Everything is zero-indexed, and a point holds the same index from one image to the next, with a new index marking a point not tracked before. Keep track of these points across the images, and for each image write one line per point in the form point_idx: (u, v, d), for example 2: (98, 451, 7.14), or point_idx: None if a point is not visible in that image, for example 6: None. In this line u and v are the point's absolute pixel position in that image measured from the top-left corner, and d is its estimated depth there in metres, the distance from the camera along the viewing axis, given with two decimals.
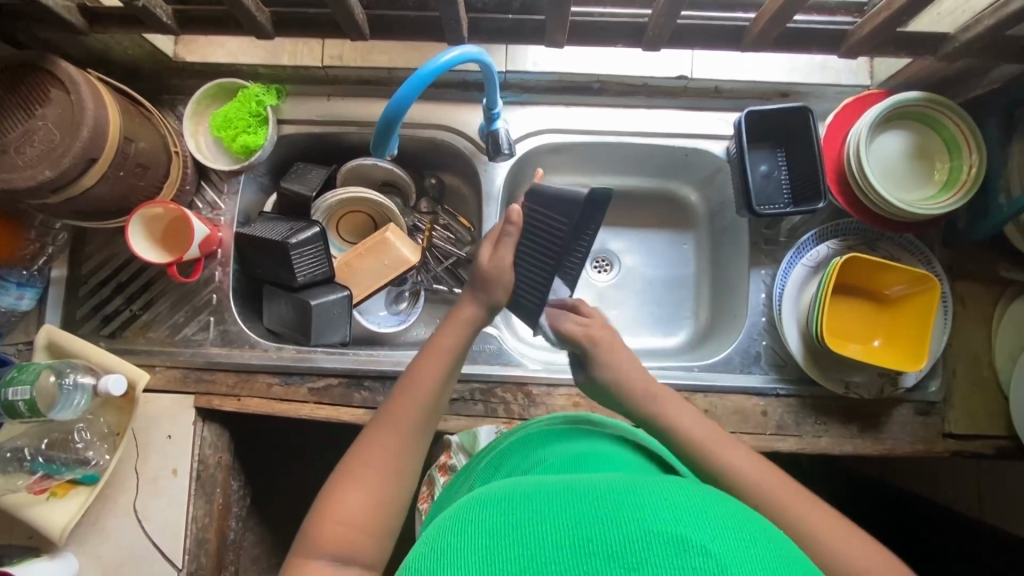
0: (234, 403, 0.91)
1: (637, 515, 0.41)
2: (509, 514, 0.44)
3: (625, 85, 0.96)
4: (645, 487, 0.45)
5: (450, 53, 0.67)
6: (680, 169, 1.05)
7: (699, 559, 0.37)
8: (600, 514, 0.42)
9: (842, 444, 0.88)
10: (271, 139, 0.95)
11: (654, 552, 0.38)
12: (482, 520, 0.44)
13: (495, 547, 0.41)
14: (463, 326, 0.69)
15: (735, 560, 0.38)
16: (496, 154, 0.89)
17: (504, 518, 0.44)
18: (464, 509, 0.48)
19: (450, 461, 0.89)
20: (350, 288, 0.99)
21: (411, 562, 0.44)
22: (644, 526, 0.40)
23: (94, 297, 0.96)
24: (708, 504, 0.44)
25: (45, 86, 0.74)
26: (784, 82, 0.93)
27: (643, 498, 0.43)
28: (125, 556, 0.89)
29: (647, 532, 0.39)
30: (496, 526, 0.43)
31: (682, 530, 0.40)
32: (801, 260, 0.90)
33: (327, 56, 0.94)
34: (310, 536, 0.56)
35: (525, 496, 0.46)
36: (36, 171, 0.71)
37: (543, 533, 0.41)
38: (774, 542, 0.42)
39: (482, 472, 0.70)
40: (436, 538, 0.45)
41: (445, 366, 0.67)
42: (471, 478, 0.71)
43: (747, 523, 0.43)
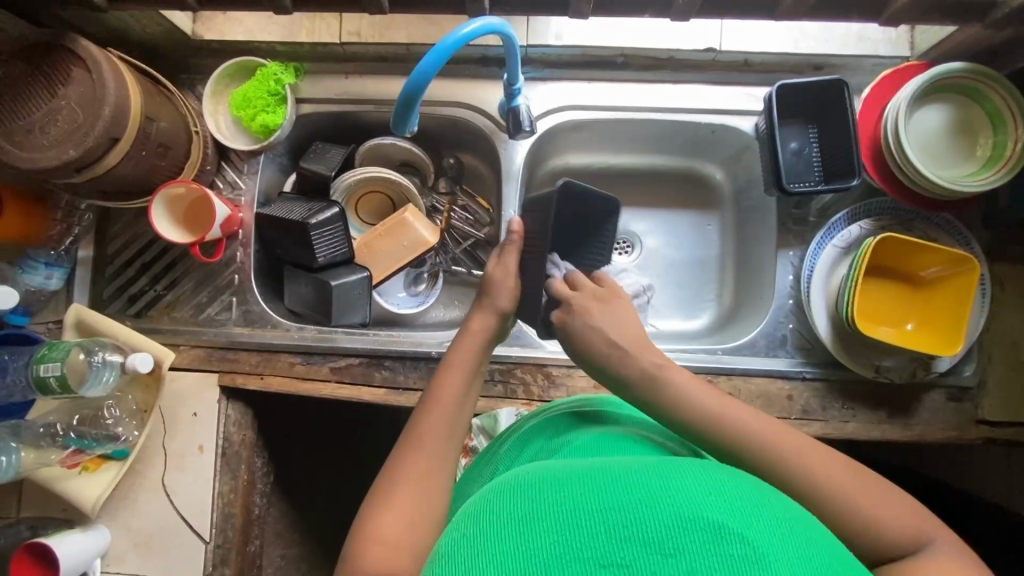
0: (257, 381, 0.92)
1: (671, 499, 0.41)
2: (539, 499, 0.44)
3: (649, 59, 0.92)
4: (676, 470, 0.44)
5: (471, 25, 0.64)
6: (706, 148, 1.02)
7: (738, 546, 0.37)
8: (632, 498, 0.41)
9: (871, 430, 0.86)
10: (289, 118, 0.94)
11: (692, 537, 0.38)
12: (513, 507, 0.44)
13: (526, 533, 0.41)
14: (479, 335, 0.73)
15: (772, 546, 0.38)
16: (516, 132, 0.86)
17: (533, 504, 0.43)
18: (493, 494, 0.48)
19: (471, 442, 0.93)
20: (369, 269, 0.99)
21: (442, 550, 0.44)
22: (679, 512, 0.39)
23: (120, 278, 0.98)
24: (743, 491, 0.43)
25: (66, 64, 0.73)
26: (817, 54, 0.89)
27: (675, 481, 0.43)
28: (155, 529, 0.92)
29: (683, 518, 0.39)
30: (528, 512, 0.43)
31: (718, 516, 0.39)
32: (832, 241, 0.87)
33: (345, 32, 0.93)
34: (356, 559, 0.54)
35: (553, 481, 0.46)
36: (60, 150, 0.71)
37: (573, 518, 0.41)
38: (812, 529, 0.42)
39: (506, 456, 0.70)
40: (467, 526, 0.45)
41: (468, 376, 0.70)
42: (493, 463, 0.71)
43: (776, 506, 0.43)
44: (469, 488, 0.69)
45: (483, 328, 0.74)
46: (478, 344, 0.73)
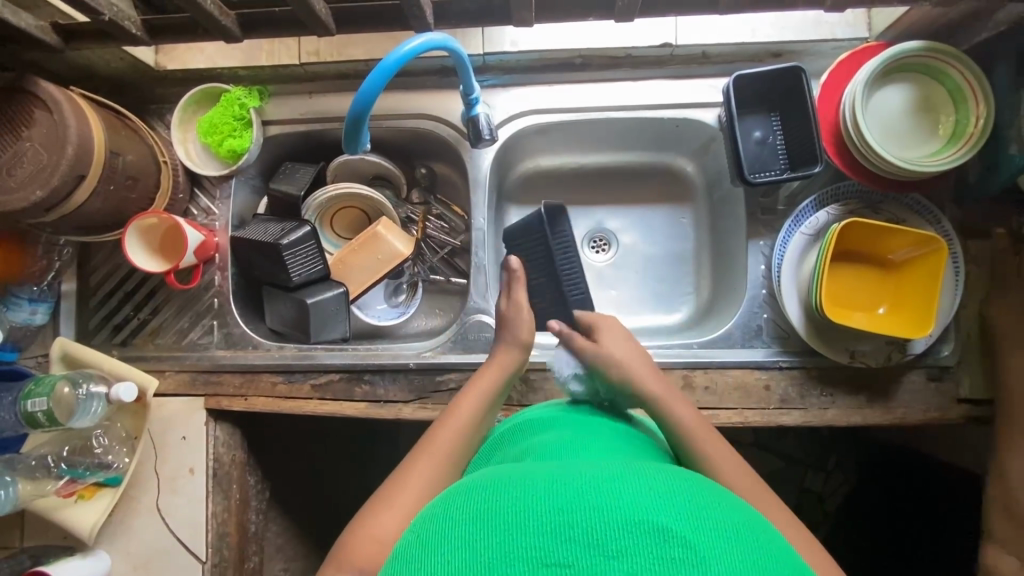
0: (241, 403, 0.94)
1: (619, 501, 0.42)
2: (492, 500, 0.45)
3: (607, 58, 0.92)
4: (626, 471, 0.45)
5: (413, 41, 0.65)
6: (674, 142, 1.02)
7: (679, 550, 0.39)
8: (580, 499, 0.42)
9: (851, 416, 0.86)
10: (256, 142, 0.95)
11: (635, 541, 0.39)
12: (468, 507, 0.45)
13: (478, 532, 0.42)
14: (508, 363, 0.79)
15: (715, 551, 0.39)
16: (477, 141, 0.87)
17: (486, 505, 0.44)
18: (452, 497, 0.49)
19: None
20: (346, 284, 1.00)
21: (398, 549, 0.45)
22: (625, 515, 0.40)
23: (104, 308, 1.00)
24: (691, 493, 0.44)
25: (30, 107, 0.75)
26: (775, 41, 0.87)
27: (624, 482, 0.44)
28: (152, 551, 0.94)
29: (629, 520, 0.40)
30: (482, 513, 0.43)
31: (664, 519, 0.40)
32: (799, 229, 0.86)
33: (303, 53, 0.93)
34: (347, 552, 0.55)
35: (508, 484, 0.46)
36: (27, 191, 0.73)
37: (524, 519, 0.42)
38: (760, 533, 0.43)
39: (477, 459, 0.72)
40: (424, 526, 0.46)
41: (490, 400, 0.75)
42: (465, 467, 0.72)
43: (727, 510, 0.44)
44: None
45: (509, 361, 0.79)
46: (504, 371, 0.78)
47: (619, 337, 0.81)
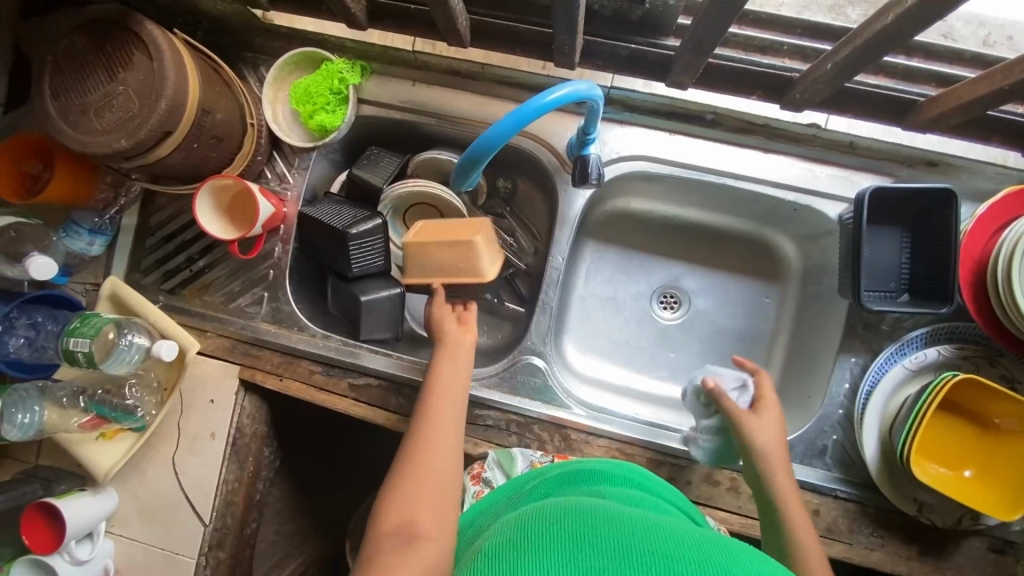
0: (275, 382, 0.92)
1: (720, 562, 0.44)
2: (593, 527, 0.47)
3: (741, 122, 0.83)
4: (727, 547, 0.47)
5: (557, 90, 0.57)
6: (783, 220, 0.94)
7: None
8: (683, 553, 0.45)
9: (896, 565, 0.80)
10: (348, 120, 0.90)
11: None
12: (565, 521, 0.48)
13: (575, 542, 0.46)
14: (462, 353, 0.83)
15: None
16: (581, 181, 0.80)
17: (580, 522, 0.48)
18: (541, 513, 0.51)
19: (484, 474, 0.82)
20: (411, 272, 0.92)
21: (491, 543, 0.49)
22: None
23: (159, 251, 0.97)
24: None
25: (130, 47, 0.70)
26: (933, 151, 0.78)
27: (720, 550, 0.46)
28: (160, 502, 0.95)
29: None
30: (582, 534, 0.46)
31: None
32: (902, 360, 0.79)
33: (419, 41, 0.86)
34: None
35: (603, 516, 0.49)
36: (113, 139, 0.69)
37: (627, 550, 0.45)
38: None
39: (531, 493, 0.68)
40: (513, 528, 0.50)
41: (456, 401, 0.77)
42: (518, 496, 0.69)
43: None
44: (486, 519, 0.68)
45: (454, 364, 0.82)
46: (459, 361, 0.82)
47: (774, 424, 0.75)
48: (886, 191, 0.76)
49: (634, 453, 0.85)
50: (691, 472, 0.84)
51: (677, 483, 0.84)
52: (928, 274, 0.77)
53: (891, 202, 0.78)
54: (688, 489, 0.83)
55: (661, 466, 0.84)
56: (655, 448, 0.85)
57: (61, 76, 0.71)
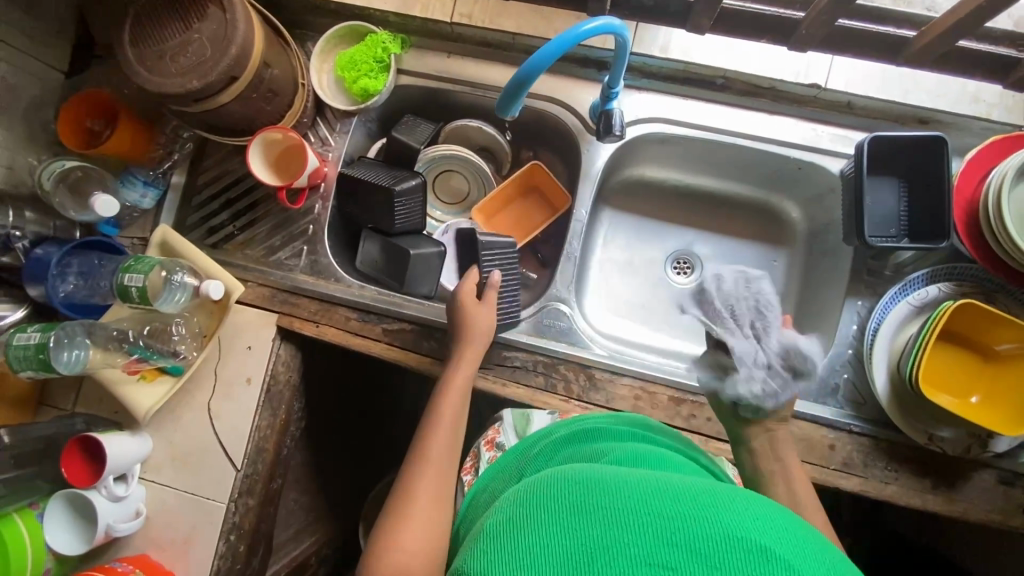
0: (312, 328, 0.96)
1: (721, 515, 0.41)
2: (585, 495, 0.44)
3: (749, 85, 0.91)
4: (727, 496, 0.44)
5: (591, 22, 0.66)
6: (788, 184, 1.01)
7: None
8: (680, 509, 0.41)
9: (911, 496, 0.83)
10: (389, 86, 0.98)
11: (737, 555, 0.38)
12: (562, 497, 0.44)
13: (572, 521, 0.42)
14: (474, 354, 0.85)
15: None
16: (605, 134, 0.88)
17: (578, 499, 0.44)
18: (536, 485, 0.48)
19: (498, 437, 0.84)
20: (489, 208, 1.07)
21: (488, 529, 0.46)
22: (730, 530, 0.39)
23: (204, 209, 1.03)
24: (789, 525, 0.42)
25: (205, 2, 0.78)
26: (924, 108, 0.86)
27: (721, 501, 0.43)
28: (193, 447, 0.97)
29: (730, 536, 0.39)
30: (577, 502, 0.43)
31: (768, 541, 0.39)
32: (906, 298, 0.84)
33: (456, 13, 0.95)
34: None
35: (603, 482, 0.45)
36: (186, 80, 0.76)
37: (621, 514, 0.41)
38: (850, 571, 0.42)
39: (538, 457, 0.68)
40: (509, 511, 0.46)
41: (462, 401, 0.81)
42: (525, 461, 0.69)
43: (827, 550, 0.42)
44: (495, 480, 0.70)
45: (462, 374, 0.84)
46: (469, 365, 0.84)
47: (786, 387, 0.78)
48: (886, 138, 0.83)
49: (656, 392, 0.89)
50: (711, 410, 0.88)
51: (697, 420, 0.87)
52: (926, 215, 0.84)
53: (888, 152, 0.85)
54: (709, 426, 0.87)
55: (682, 405, 0.88)
56: (676, 387, 0.89)
57: (140, 27, 0.79)
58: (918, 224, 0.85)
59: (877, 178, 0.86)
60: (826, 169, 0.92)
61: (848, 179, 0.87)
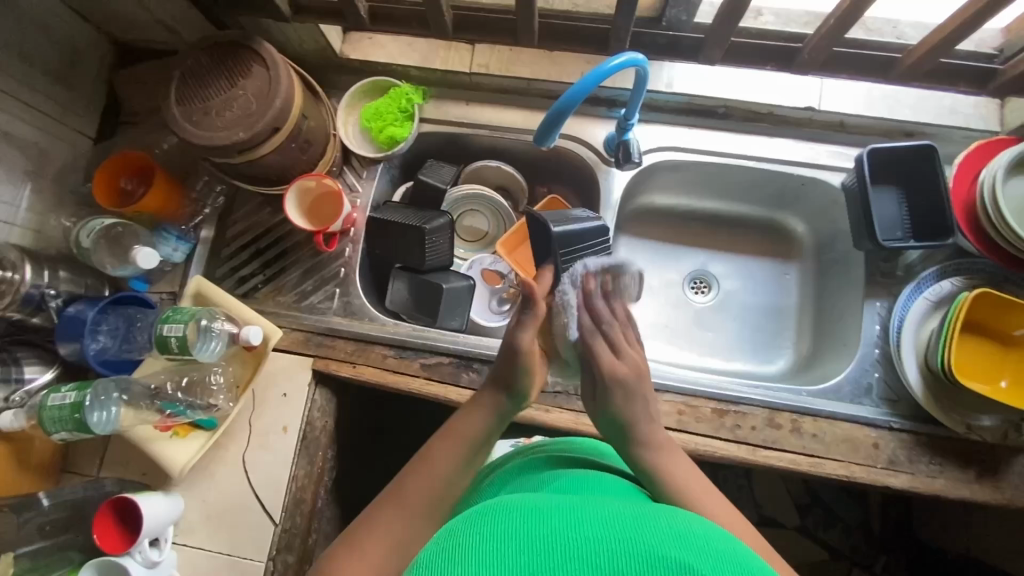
0: (349, 369, 0.96)
1: (634, 536, 0.45)
2: (522, 526, 0.46)
3: (750, 112, 0.99)
4: (654, 519, 0.48)
5: (617, 58, 0.71)
6: (792, 201, 1.08)
7: None
8: (609, 535, 0.45)
9: (960, 488, 0.85)
10: (414, 134, 1.03)
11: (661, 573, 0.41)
12: (493, 527, 0.47)
13: (505, 551, 0.44)
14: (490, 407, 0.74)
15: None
16: (624, 162, 0.96)
17: (509, 529, 0.46)
18: (474, 515, 0.51)
19: None
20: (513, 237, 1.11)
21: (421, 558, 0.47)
22: (654, 551, 0.43)
23: (233, 260, 1.04)
24: (711, 541, 0.46)
25: (249, 62, 0.84)
26: (910, 122, 0.94)
27: (641, 524, 0.47)
28: (227, 504, 0.94)
29: (651, 557, 0.42)
30: (509, 533, 0.46)
31: (681, 556, 0.43)
32: (922, 294, 0.89)
33: (475, 64, 1.02)
34: None
35: (532, 513, 0.48)
36: (232, 132, 0.81)
37: (554, 542, 0.44)
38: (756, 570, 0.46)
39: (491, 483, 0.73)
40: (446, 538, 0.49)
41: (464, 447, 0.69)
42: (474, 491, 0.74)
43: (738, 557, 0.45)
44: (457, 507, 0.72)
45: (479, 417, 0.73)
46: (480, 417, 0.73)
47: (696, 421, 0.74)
48: (883, 148, 0.90)
49: (699, 406, 0.90)
50: (755, 418, 0.89)
51: (743, 430, 0.88)
52: (929, 216, 0.90)
53: (886, 162, 0.92)
54: (755, 434, 0.88)
55: (726, 416, 0.89)
56: (718, 399, 0.90)
57: (187, 89, 0.84)
58: (923, 225, 0.91)
59: (879, 185, 0.93)
60: (826, 184, 0.99)
61: (852, 187, 0.93)
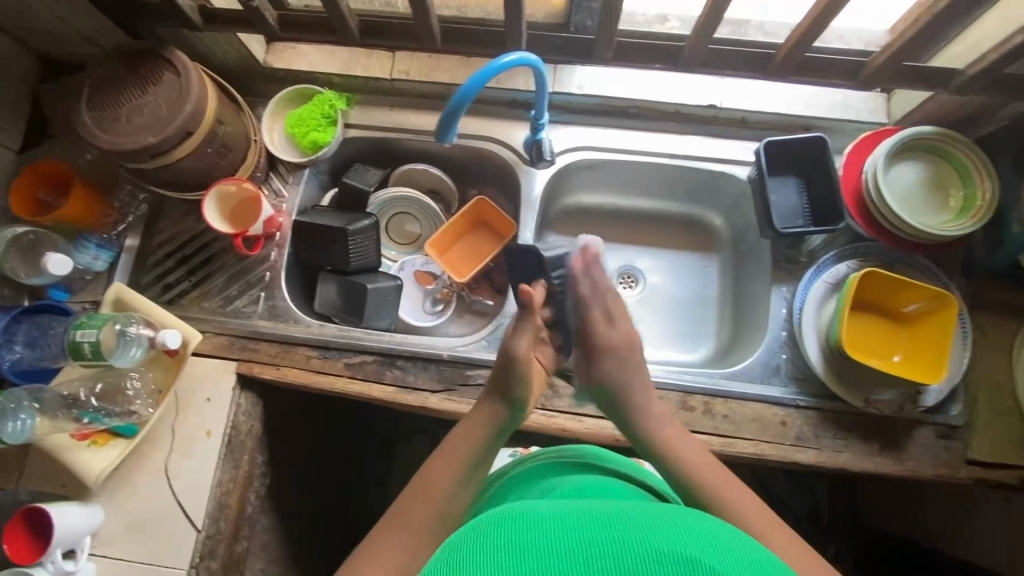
0: (273, 371, 0.96)
1: (643, 535, 0.46)
2: (522, 533, 0.47)
3: (659, 111, 1.04)
4: (646, 514, 0.50)
5: (508, 57, 0.75)
6: (708, 195, 1.12)
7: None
8: (608, 536, 0.46)
9: (864, 461, 0.88)
10: (337, 139, 1.05)
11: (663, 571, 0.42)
12: (501, 536, 0.48)
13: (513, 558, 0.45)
14: (489, 415, 0.77)
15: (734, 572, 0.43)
16: (538, 161, 0.98)
17: (517, 538, 0.47)
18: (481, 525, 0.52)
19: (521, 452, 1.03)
20: (442, 238, 1.13)
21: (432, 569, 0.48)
22: (656, 547, 0.44)
23: (159, 268, 1.04)
24: (707, 533, 0.48)
25: (161, 69, 0.85)
26: (807, 116, 1.00)
27: (644, 522, 0.48)
28: (149, 513, 0.93)
29: (656, 552, 0.44)
30: (512, 542, 0.47)
31: (688, 551, 0.45)
32: (821, 277, 0.94)
33: (395, 70, 1.05)
34: None
35: (537, 519, 0.49)
36: (141, 137, 0.82)
37: (558, 547, 0.46)
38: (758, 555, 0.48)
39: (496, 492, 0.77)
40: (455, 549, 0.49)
41: (465, 459, 0.73)
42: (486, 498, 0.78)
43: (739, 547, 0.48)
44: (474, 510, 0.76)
45: (479, 428, 0.76)
46: (477, 429, 0.76)
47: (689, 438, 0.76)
48: (776, 142, 0.95)
49: None
50: (669, 402, 0.91)
51: None
52: (823, 203, 0.96)
53: (781, 153, 0.97)
54: None
55: None
56: None
57: (97, 96, 0.85)
58: (819, 211, 0.96)
59: (777, 176, 0.98)
60: (731, 178, 1.05)
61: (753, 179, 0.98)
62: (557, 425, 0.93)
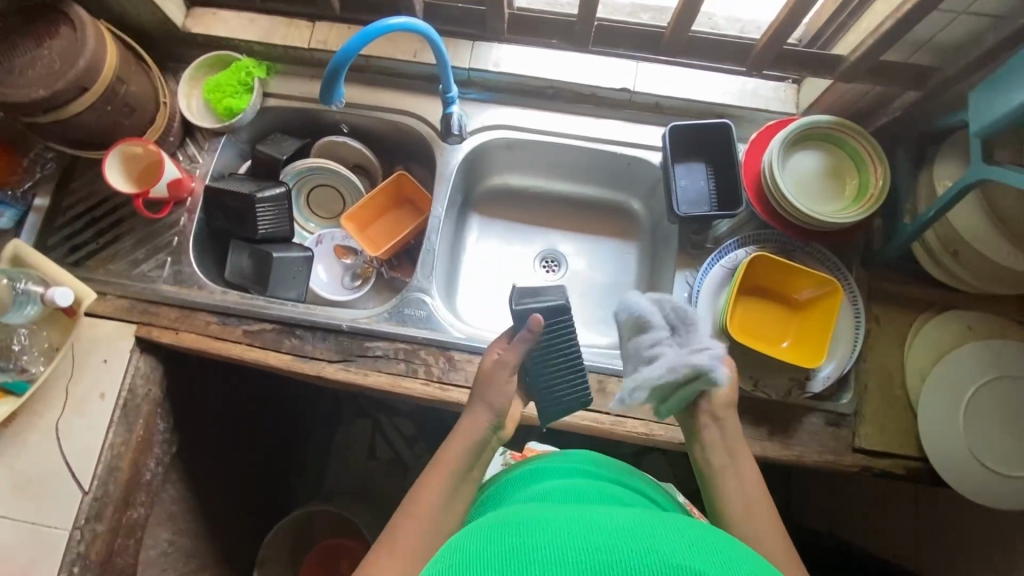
0: (172, 335, 0.96)
1: (653, 544, 0.41)
2: (516, 538, 0.42)
3: (576, 93, 1.05)
4: (656, 521, 0.45)
5: (395, 19, 0.76)
6: (627, 180, 1.12)
7: None
8: (619, 542, 0.41)
9: (752, 445, 0.88)
10: (253, 106, 1.05)
11: None
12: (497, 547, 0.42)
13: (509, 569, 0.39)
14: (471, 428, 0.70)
15: None
16: (446, 134, 1.02)
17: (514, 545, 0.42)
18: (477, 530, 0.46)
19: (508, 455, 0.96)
20: (361, 212, 1.13)
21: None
22: (668, 559, 0.39)
23: (67, 229, 1.03)
24: (718, 544, 0.43)
25: (59, 23, 0.85)
26: (718, 104, 1.01)
27: (652, 531, 0.43)
28: (37, 472, 0.92)
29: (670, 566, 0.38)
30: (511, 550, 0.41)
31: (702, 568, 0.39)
32: (720, 262, 0.94)
33: (313, 40, 1.05)
34: None
35: (534, 522, 0.44)
36: (31, 90, 0.81)
37: (562, 551, 0.40)
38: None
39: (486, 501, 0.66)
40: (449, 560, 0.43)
41: (450, 479, 0.66)
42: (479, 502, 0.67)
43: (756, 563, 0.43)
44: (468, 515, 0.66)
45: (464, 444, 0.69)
46: (465, 442, 0.69)
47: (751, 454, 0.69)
48: (682, 126, 0.96)
49: None
50: None
51: None
52: (726, 187, 0.96)
53: (688, 137, 0.97)
54: None
55: None
56: None
57: None
58: (724, 197, 0.97)
59: (683, 160, 0.98)
60: (644, 161, 1.05)
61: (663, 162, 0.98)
62: (449, 398, 0.92)
